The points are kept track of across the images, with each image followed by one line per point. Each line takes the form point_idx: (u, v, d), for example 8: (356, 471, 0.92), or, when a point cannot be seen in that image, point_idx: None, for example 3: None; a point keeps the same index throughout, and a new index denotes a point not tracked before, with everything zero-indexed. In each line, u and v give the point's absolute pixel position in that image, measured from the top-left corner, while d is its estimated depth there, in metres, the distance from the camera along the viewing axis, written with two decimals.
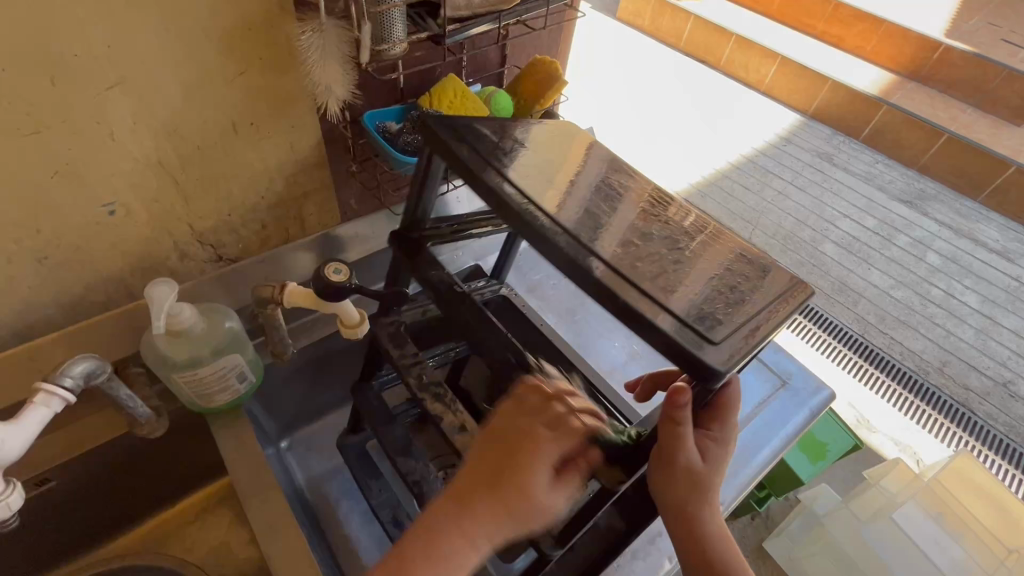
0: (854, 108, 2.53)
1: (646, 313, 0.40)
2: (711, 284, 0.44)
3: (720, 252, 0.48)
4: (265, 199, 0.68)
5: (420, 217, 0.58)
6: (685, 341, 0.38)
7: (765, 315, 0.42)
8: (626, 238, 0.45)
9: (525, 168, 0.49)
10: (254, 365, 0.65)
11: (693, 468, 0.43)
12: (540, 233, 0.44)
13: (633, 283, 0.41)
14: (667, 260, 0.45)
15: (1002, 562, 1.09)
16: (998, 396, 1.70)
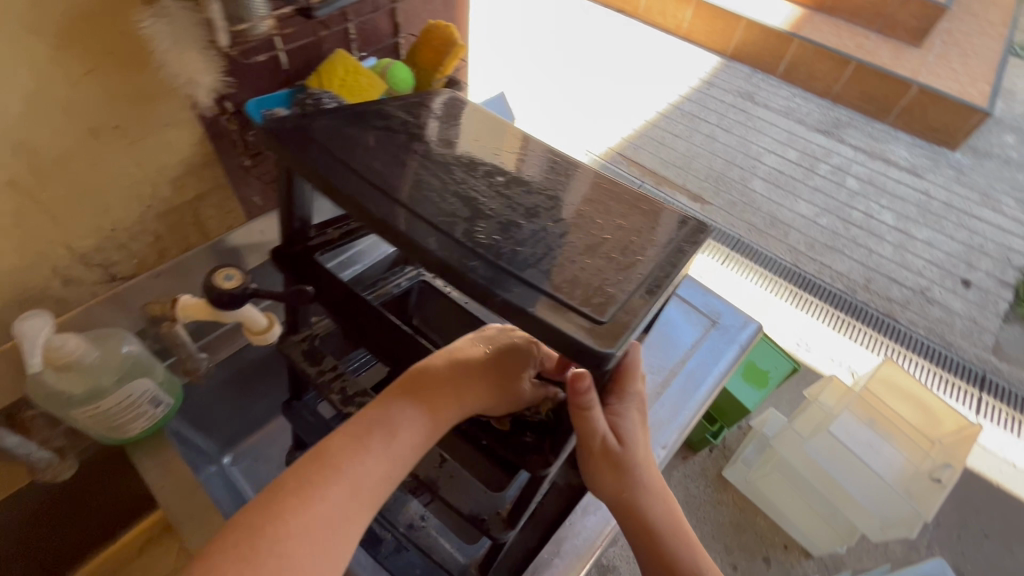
0: (768, 44, 2.59)
1: (526, 305, 0.37)
2: (594, 256, 0.42)
3: (606, 218, 0.46)
4: (152, 208, 0.63)
5: (301, 226, 0.54)
6: (566, 328, 0.36)
7: (653, 280, 0.41)
8: (505, 222, 0.43)
9: (448, 143, 0.50)
10: (168, 387, 0.61)
11: (608, 449, 0.47)
12: (421, 225, 0.41)
13: (512, 273, 0.39)
14: (549, 238, 0.42)
15: (928, 454, 1.21)
16: (917, 303, 1.84)
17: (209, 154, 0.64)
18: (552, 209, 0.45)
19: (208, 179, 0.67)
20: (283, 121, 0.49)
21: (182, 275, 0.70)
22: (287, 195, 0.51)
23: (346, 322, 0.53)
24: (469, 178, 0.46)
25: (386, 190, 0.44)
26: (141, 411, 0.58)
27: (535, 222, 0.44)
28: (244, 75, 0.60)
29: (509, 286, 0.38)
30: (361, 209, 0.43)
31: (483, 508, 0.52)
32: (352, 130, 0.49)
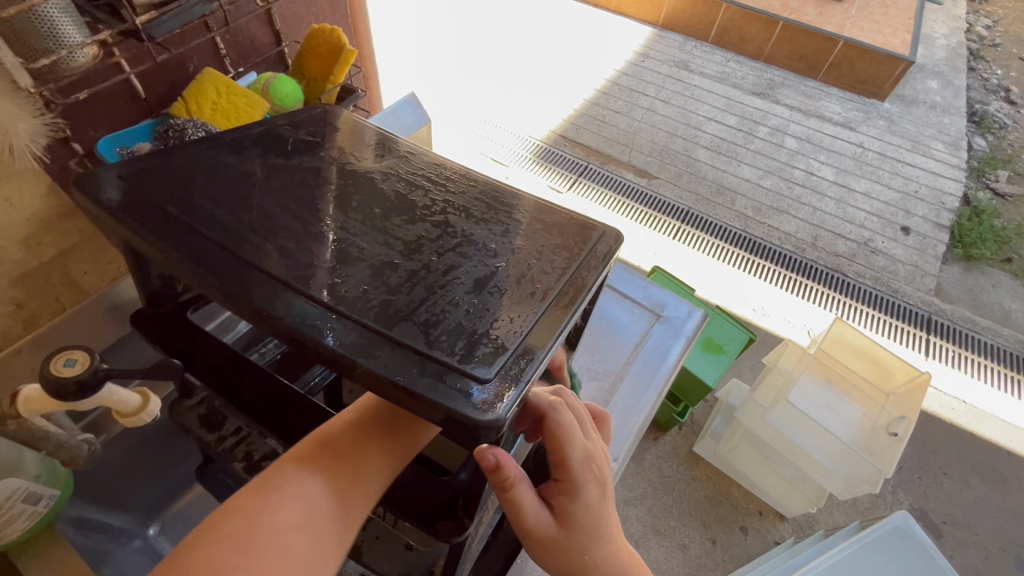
0: (698, 11, 2.58)
1: (397, 374, 0.33)
2: (480, 294, 0.38)
3: (497, 239, 0.42)
4: (4, 274, 0.54)
5: (160, 287, 0.48)
6: (446, 399, 0.33)
7: (549, 316, 0.38)
8: (377, 265, 0.39)
9: (345, 170, 0.45)
10: (48, 479, 0.53)
11: (551, 529, 0.44)
12: (287, 279, 0.37)
13: (383, 334, 0.35)
14: (430, 280, 0.38)
15: (884, 407, 1.25)
16: (863, 254, 1.88)
17: (65, 204, 0.56)
18: (437, 239, 0.41)
19: (71, 233, 0.58)
20: (118, 168, 0.42)
21: (53, 344, 0.60)
22: (134, 265, 0.45)
23: (234, 388, 0.46)
24: (343, 216, 0.41)
25: (235, 249, 0.38)
26: (17, 512, 0.50)
27: (415, 260, 0.39)
28: (87, 113, 0.52)
29: (379, 351, 0.34)
30: (219, 269, 0.37)
31: (416, 568, 0.50)
32: (209, 173, 0.43)
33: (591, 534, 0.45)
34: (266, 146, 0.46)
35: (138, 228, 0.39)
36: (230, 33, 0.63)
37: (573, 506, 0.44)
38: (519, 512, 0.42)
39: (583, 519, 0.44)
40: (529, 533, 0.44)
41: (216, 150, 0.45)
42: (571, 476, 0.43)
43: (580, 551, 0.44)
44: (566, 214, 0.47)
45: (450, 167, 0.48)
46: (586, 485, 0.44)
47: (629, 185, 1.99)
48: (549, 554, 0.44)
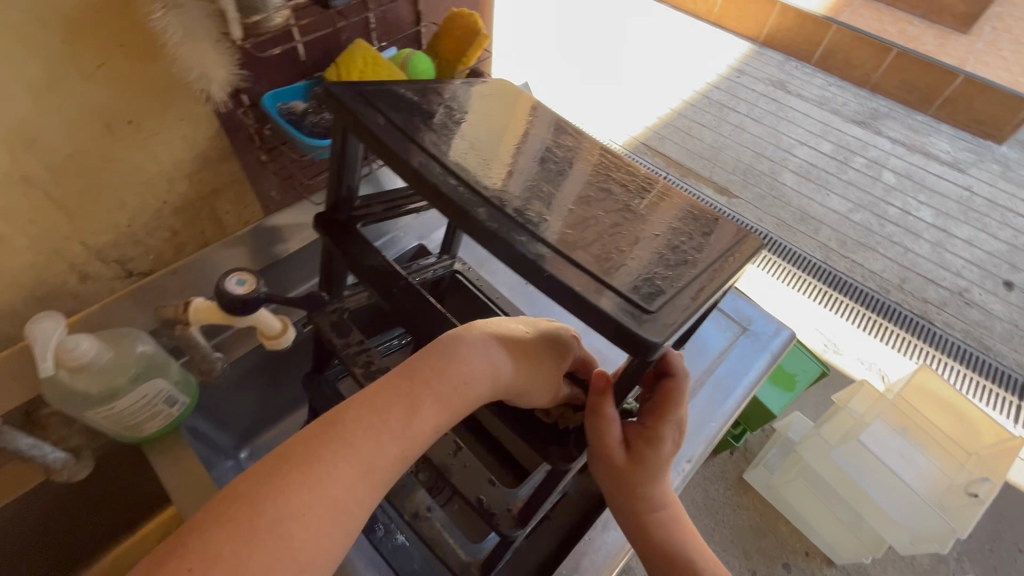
0: (804, 30, 2.48)
1: (574, 285, 0.40)
2: (646, 248, 0.44)
3: (658, 212, 0.49)
4: (169, 203, 0.62)
5: (346, 197, 0.59)
6: (618, 314, 0.39)
7: (704, 280, 0.44)
8: (557, 206, 0.46)
9: (459, 139, 0.50)
10: (183, 386, 0.60)
11: (620, 466, 0.43)
12: (471, 194, 0.45)
13: (565, 255, 0.42)
14: (599, 227, 0.45)
15: (964, 465, 1.14)
16: (955, 305, 1.76)
17: (225, 148, 0.62)
18: (603, 201, 0.48)
19: (223, 175, 0.65)
20: (347, 85, 0.51)
21: (198, 269, 0.68)
22: (339, 160, 0.55)
23: (393, 291, 0.58)
24: (475, 168, 0.47)
25: (448, 165, 0.46)
26: (157, 411, 0.57)
27: (585, 211, 0.47)
28: (260, 69, 0.58)
29: (560, 264, 0.41)
30: (411, 179, 0.47)
31: (496, 502, 0.53)
32: (405, 119, 0.50)
33: (655, 479, 0.45)
34: (434, 94, 0.54)
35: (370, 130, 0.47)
36: (383, 10, 0.68)
37: (649, 454, 0.43)
38: (596, 443, 0.43)
39: (654, 468, 0.44)
40: (595, 459, 0.44)
41: (388, 86, 0.53)
42: (659, 429, 0.43)
43: (642, 490, 0.45)
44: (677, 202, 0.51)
45: (553, 150, 0.53)
46: (667, 442, 0.44)
47: (708, 201, 1.94)
48: (616, 484, 0.44)
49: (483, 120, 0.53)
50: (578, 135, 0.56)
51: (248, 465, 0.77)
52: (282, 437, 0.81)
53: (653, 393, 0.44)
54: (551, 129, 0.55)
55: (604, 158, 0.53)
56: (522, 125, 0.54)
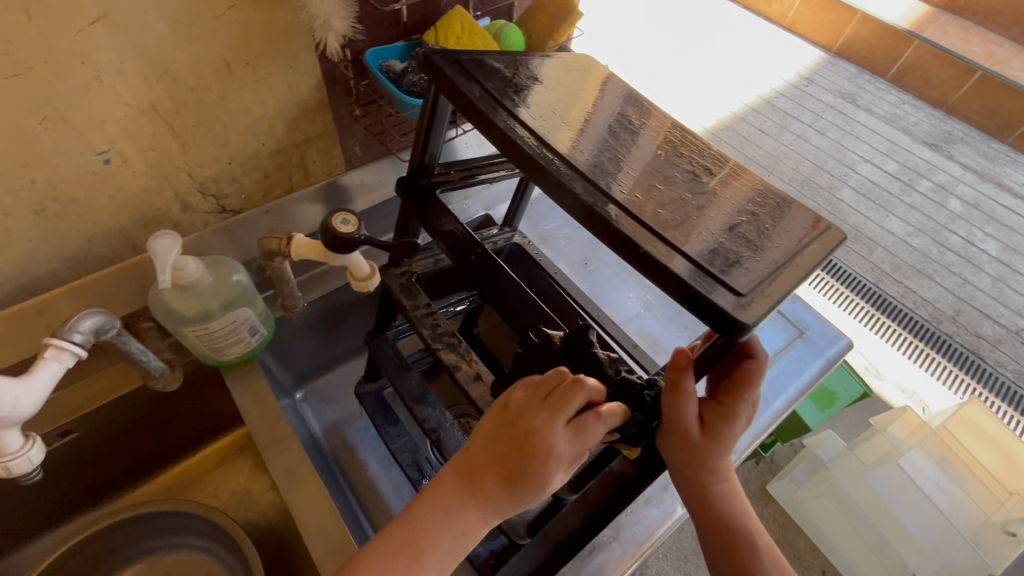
0: (883, 43, 2.37)
1: (671, 265, 0.42)
2: (730, 232, 0.46)
3: (738, 196, 0.51)
4: (266, 146, 0.65)
5: (430, 162, 0.61)
6: (716, 298, 0.40)
7: (793, 265, 0.45)
8: (647, 183, 0.48)
9: (540, 106, 0.52)
10: (264, 319, 0.64)
11: (691, 440, 0.47)
12: (572, 169, 0.47)
13: (658, 233, 0.44)
14: (687, 209, 0.47)
15: (1002, 505, 1.07)
16: (1010, 344, 1.68)
17: (323, 98, 0.65)
18: (689, 180, 0.50)
19: (318, 124, 0.67)
20: (445, 52, 0.52)
21: (284, 215, 0.70)
22: (429, 120, 0.56)
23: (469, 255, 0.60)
24: (561, 142, 0.48)
25: (542, 136, 0.48)
26: (240, 338, 0.60)
27: (674, 191, 0.48)
28: (365, 24, 0.60)
29: (654, 243, 0.43)
30: (503, 145, 0.48)
31: None
32: (500, 89, 0.52)
33: (723, 455, 0.48)
34: (523, 67, 0.56)
35: (471, 99, 0.49)
36: None
37: (723, 429, 0.47)
38: (672, 415, 0.46)
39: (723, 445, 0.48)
40: (669, 430, 0.47)
41: (481, 57, 0.54)
42: (734, 406, 0.47)
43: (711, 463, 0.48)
44: (745, 184, 0.53)
45: (627, 124, 0.54)
46: (740, 419, 0.47)
47: None
48: (686, 458, 0.48)
49: (567, 90, 0.55)
50: (653, 114, 0.56)
51: (302, 406, 0.81)
52: (335, 385, 0.84)
53: (732, 374, 0.47)
54: (617, 99, 0.56)
55: (671, 136, 0.54)
56: (594, 96, 0.56)
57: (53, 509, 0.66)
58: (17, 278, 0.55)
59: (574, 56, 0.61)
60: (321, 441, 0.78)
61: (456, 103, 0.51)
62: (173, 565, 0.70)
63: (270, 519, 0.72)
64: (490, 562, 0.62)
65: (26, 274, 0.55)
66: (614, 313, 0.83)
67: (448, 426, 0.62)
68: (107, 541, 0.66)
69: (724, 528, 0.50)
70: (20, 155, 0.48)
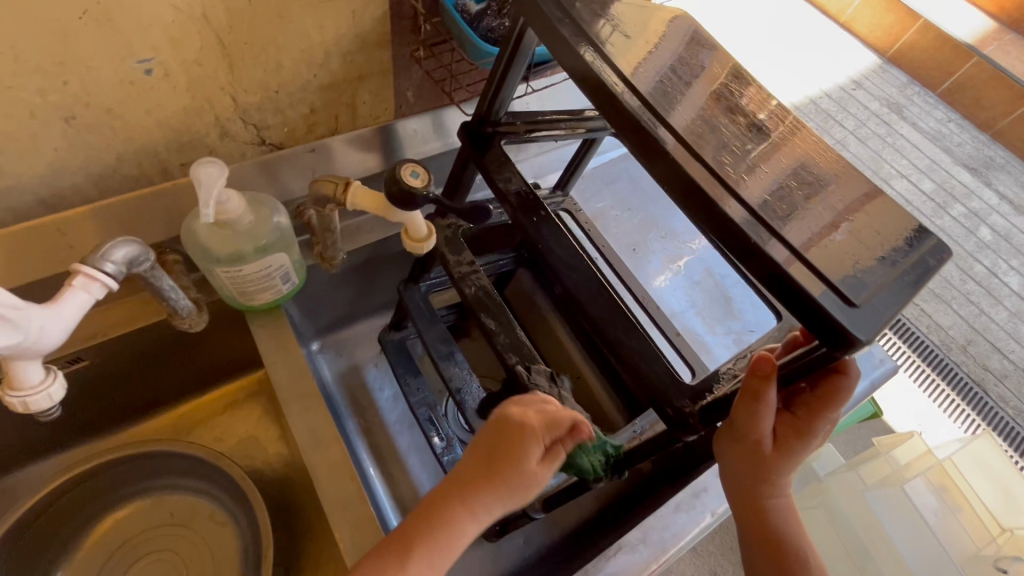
0: (941, 55, 2.25)
1: (753, 236, 0.39)
2: (817, 201, 0.43)
3: (850, 184, 0.45)
4: (318, 78, 0.59)
5: (496, 111, 0.55)
6: (817, 296, 0.36)
7: (912, 271, 0.40)
8: (754, 164, 0.43)
9: (629, 50, 0.46)
10: (298, 267, 0.59)
11: (761, 451, 0.45)
12: (649, 114, 0.43)
13: (763, 222, 0.39)
14: (796, 196, 0.42)
15: (993, 539, 1.02)
16: (1015, 380, 1.63)
17: (386, 33, 0.59)
18: (762, 126, 0.47)
19: (375, 62, 0.61)
20: None
21: (327, 154, 0.63)
22: (502, 70, 0.51)
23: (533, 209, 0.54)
24: (644, 87, 0.44)
25: (644, 98, 0.43)
26: (271, 286, 0.56)
27: (753, 146, 0.45)
28: None
29: (722, 197, 0.40)
30: (599, 100, 0.43)
31: None
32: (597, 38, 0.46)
33: (788, 471, 0.47)
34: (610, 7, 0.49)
35: (556, 31, 0.44)
36: None
37: (796, 445, 0.45)
38: (747, 426, 0.43)
39: (792, 462, 0.46)
40: (741, 439, 0.45)
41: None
42: (813, 423, 0.45)
43: (775, 479, 0.46)
44: (854, 171, 0.47)
45: (709, 71, 0.49)
46: (817, 437, 0.45)
47: None
48: (751, 470, 0.46)
49: (671, 46, 0.49)
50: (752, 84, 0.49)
51: (318, 357, 0.78)
52: (355, 338, 0.81)
53: (814, 390, 0.45)
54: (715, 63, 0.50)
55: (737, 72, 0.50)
56: (654, 37, 0.49)
57: (58, 433, 0.63)
58: (36, 190, 0.50)
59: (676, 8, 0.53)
60: (334, 391, 0.76)
61: (546, 41, 0.46)
62: (176, 507, 0.68)
63: (278, 470, 0.69)
64: (497, 529, 0.64)
65: (45, 187, 0.50)
66: (660, 304, 0.80)
67: (472, 387, 0.60)
68: (112, 474, 0.64)
69: (777, 552, 0.48)
70: (54, 51, 0.43)
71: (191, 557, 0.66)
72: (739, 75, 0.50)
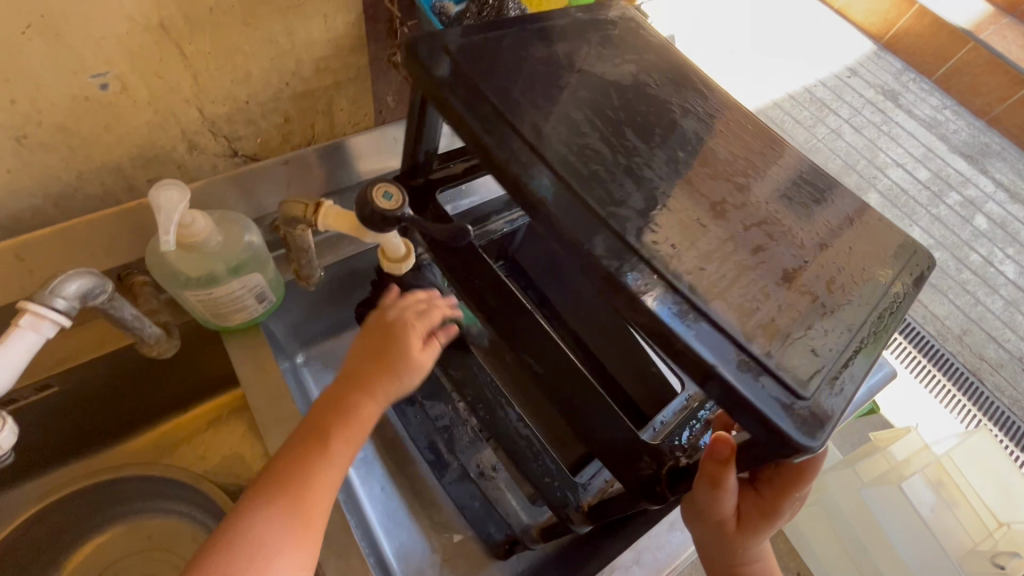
0: (937, 41, 2.22)
1: (679, 326, 0.35)
2: (772, 260, 0.40)
3: (796, 226, 0.43)
4: (290, 87, 0.56)
5: (422, 159, 0.54)
6: (758, 392, 0.34)
7: (861, 334, 0.38)
8: (685, 224, 0.40)
9: (552, 108, 0.44)
10: (274, 285, 0.56)
11: (724, 524, 0.44)
12: (566, 184, 0.40)
13: (687, 296, 0.37)
14: (752, 262, 0.40)
15: (990, 535, 0.99)
16: (1011, 369, 1.63)
17: (360, 38, 0.56)
18: (701, 167, 0.44)
19: (350, 68, 0.58)
20: (426, 39, 0.45)
21: (305, 165, 0.61)
22: (416, 123, 0.50)
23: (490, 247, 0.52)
24: (557, 149, 0.42)
25: (559, 171, 0.41)
26: (246, 306, 0.54)
27: (688, 198, 0.42)
28: None
29: (646, 277, 0.37)
30: (503, 165, 0.41)
31: (553, 495, 0.53)
32: (499, 87, 0.44)
33: (753, 541, 0.46)
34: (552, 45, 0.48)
35: (459, 103, 0.43)
36: None
37: (763, 522, 0.44)
38: (709, 506, 0.42)
39: (757, 534, 0.45)
40: (707, 519, 0.44)
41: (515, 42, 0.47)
42: (777, 506, 0.43)
43: (740, 547, 0.46)
44: (833, 219, 0.45)
45: (652, 100, 0.47)
46: (784, 518, 0.44)
47: None
48: (715, 536, 0.46)
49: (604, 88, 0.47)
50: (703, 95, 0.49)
51: (303, 371, 0.74)
52: (342, 349, 0.78)
53: (780, 470, 0.43)
54: (629, 83, 0.48)
55: (699, 109, 0.48)
56: (592, 68, 0.48)
57: (29, 461, 0.61)
58: None
59: (580, 18, 0.51)
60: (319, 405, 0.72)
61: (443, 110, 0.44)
62: (157, 530, 0.66)
63: None
64: (504, 546, 0.62)
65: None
66: None
67: (459, 422, 0.64)
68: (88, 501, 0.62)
69: None
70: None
71: None
72: (698, 109, 0.48)
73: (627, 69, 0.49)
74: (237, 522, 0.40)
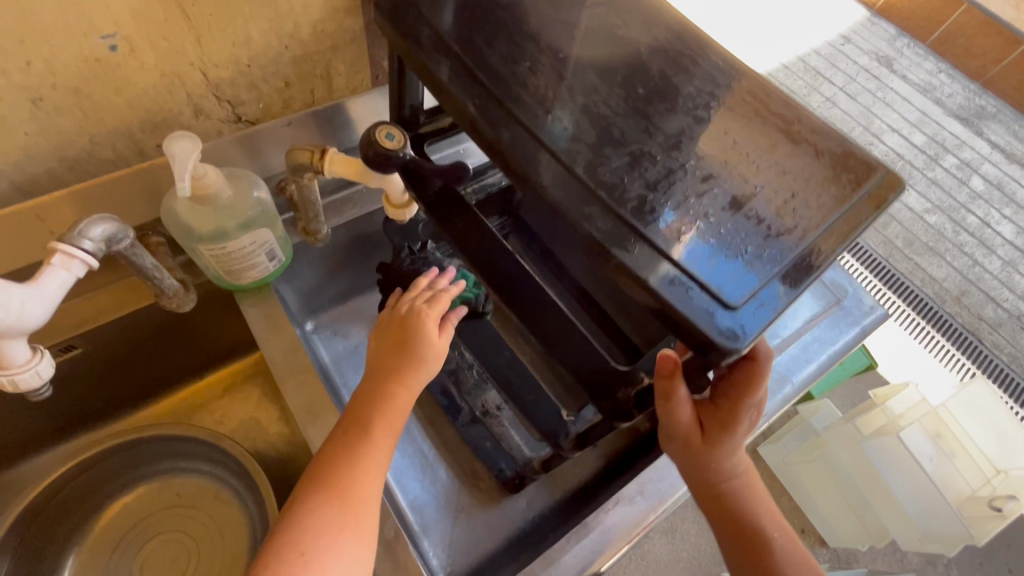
0: (930, 5, 2.21)
1: (632, 262, 0.37)
2: (723, 188, 0.41)
3: (754, 153, 0.44)
4: (289, 49, 0.57)
5: (410, 113, 0.55)
6: (691, 314, 0.36)
7: (807, 254, 0.39)
8: (636, 156, 0.42)
9: (519, 54, 0.46)
10: (283, 244, 0.59)
11: (690, 441, 0.50)
12: (527, 130, 0.42)
13: (636, 228, 0.38)
14: (702, 189, 0.41)
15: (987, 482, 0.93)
16: (1010, 327, 1.63)
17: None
18: (664, 104, 0.45)
19: (346, 31, 0.59)
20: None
21: (307, 127, 0.63)
22: (398, 81, 0.52)
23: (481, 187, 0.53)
24: (520, 96, 0.43)
25: (518, 114, 0.42)
26: (258, 264, 0.56)
27: (649, 136, 0.43)
28: None
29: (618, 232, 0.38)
30: (462, 116, 0.44)
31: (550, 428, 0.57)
32: (465, 41, 0.46)
33: (725, 455, 0.51)
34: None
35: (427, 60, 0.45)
36: None
37: (723, 432, 0.49)
38: (672, 422, 0.47)
39: (726, 446, 0.50)
40: (674, 438, 0.50)
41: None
42: (734, 413, 0.48)
43: (714, 463, 0.51)
44: (800, 149, 0.45)
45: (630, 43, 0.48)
46: (743, 423, 0.49)
47: None
48: (689, 456, 0.51)
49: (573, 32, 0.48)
50: (684, 41, 0.50)
51: (312, 337, 0.73)
52: (349, 316, 0.76)
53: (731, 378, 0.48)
54: (600, 31, 0.49)
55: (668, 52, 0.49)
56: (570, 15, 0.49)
57: (55, 424, 0.64)
58: (9, 176, 0.50)
59: None
60: (326, 365, 0.71)
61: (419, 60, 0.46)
62: (184, 488, 0.69)
63: (280, 449, 0.70)
64: (515, 481, 0.63)
65: (18, 173, 0.50)
66: None
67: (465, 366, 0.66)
68: (114, 460, 0.65)
69: (733, 519, 0.54)
70: (15, 29, 0.42)
71: (201, 536, 0.68)
72: (665, 49, 0.49)
73: (600, 15, 0.50)
74: (291, 524, 0.43)
